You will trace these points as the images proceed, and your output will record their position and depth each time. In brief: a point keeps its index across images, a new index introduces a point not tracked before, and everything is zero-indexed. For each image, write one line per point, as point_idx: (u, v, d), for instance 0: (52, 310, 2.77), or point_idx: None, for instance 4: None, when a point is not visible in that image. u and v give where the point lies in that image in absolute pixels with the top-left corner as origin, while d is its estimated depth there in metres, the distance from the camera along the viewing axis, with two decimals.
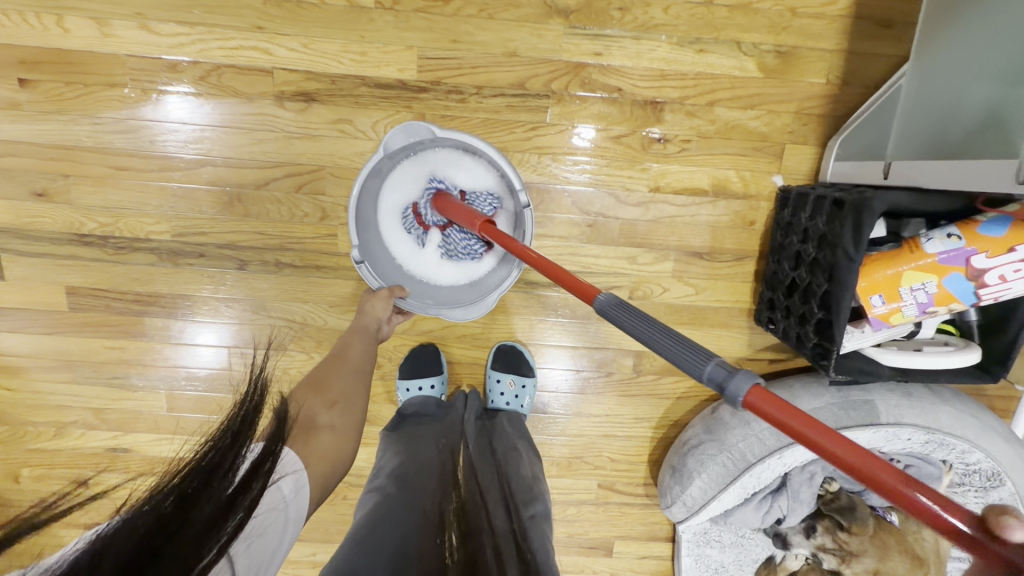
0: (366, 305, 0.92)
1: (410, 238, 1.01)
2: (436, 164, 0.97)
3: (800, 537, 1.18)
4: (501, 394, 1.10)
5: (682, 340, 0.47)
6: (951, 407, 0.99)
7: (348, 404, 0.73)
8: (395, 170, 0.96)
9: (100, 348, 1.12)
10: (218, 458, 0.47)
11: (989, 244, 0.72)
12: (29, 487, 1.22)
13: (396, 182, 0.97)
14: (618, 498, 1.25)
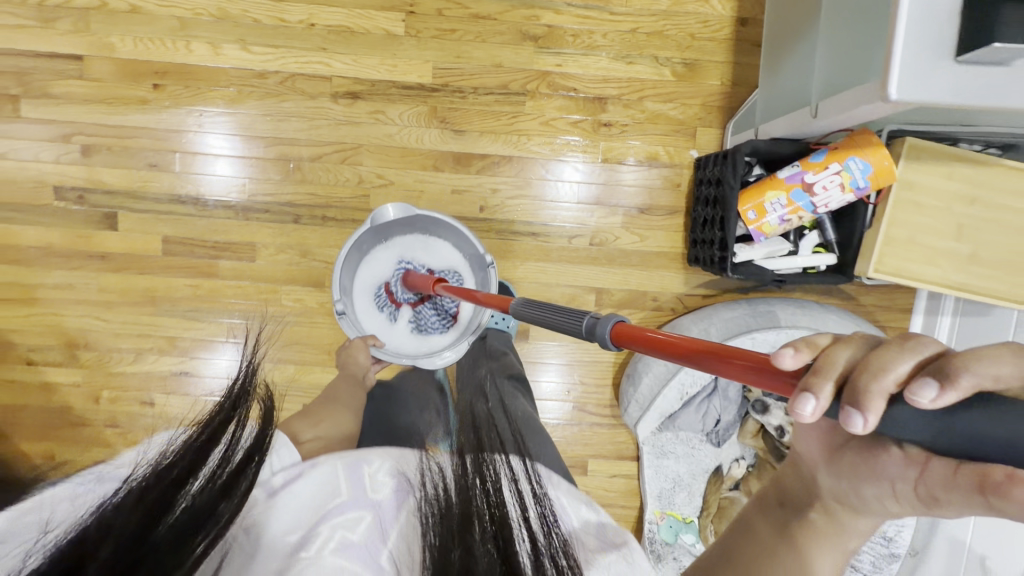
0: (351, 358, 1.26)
1: (380, 313, 1.39)
2: (400, 251, 1.38)
3: (778, 412, 1.39)
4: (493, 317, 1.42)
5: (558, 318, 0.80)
6: (835, 314, 1.30)
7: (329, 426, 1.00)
8: (372, 252, 1.38)
9: (178, 286, 1.43)
10: (202, 449, 0.53)
11: (815, 166, 1.07)
12: (105, 407, 1.48)
13: (373, 264, 1.39)
14: (589, 418, 1.51)
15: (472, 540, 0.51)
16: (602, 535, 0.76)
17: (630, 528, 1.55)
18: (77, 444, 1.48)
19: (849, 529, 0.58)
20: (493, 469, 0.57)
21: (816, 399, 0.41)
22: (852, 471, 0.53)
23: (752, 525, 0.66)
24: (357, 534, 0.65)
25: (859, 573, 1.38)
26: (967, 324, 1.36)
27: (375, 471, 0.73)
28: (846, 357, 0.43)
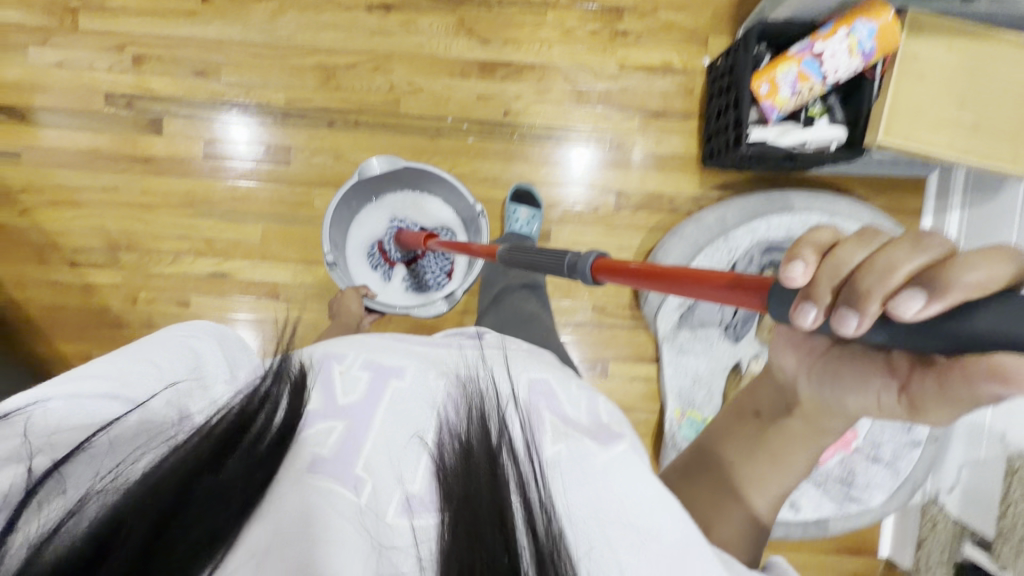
0: (343, 306, 1.38)
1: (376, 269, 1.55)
2: (395, 210, 1.53)
3: None
4: (518, 220, 1.45)
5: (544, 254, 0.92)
6: (847, 200, 1.35)
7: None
8: (370, 210, 1.55)
9: (216, 188, 1.51)
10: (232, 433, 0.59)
11: (823, 36, 1.16)
12: (142, 308, 1.53)
13: (369, 224, 1.55)
14: (609, 320, 1.55)
15: (481, 470, 0.57)
16: (599, 425, 0.67)
17: (651, 433, 1.57)
18: (115, 343, 1.54)
19: (823, 434, 0.69)
20: (495, 415, 0.62)
21: (817, 310, 0.47)
22: (838, 379, 0.61)
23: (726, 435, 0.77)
24: (331, 446, 0.61)
25: (880, 463, 1.40)
26: (976, 214, 1.40)
27: (348, 366, 0.69)
28: (857, 257, 0.46)
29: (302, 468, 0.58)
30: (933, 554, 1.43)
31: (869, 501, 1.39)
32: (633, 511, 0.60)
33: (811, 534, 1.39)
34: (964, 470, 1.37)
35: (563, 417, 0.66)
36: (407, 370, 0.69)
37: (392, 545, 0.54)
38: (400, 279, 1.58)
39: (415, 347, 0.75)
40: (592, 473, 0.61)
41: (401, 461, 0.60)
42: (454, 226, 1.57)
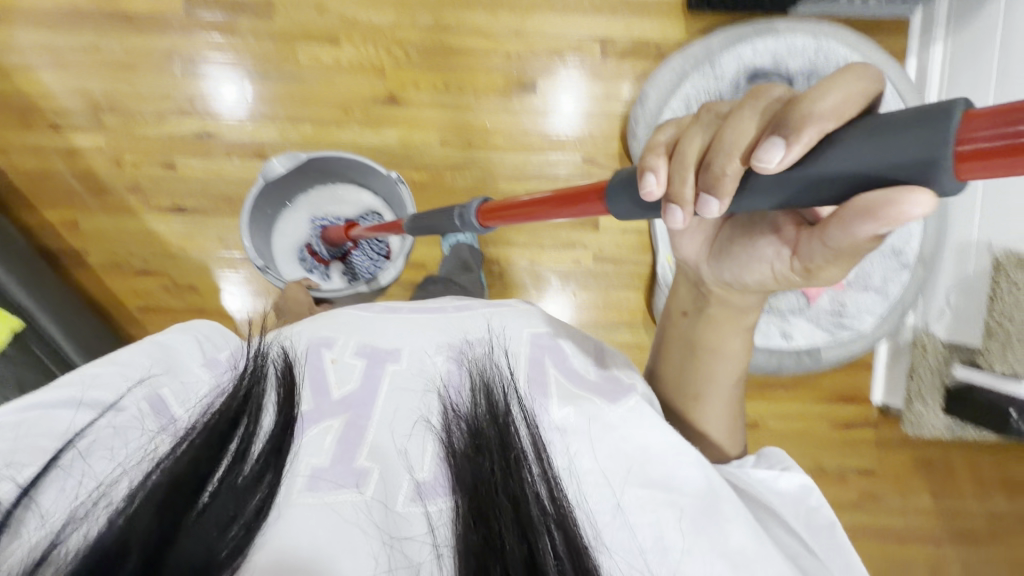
0: (293, 295, 1.35)
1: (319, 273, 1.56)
2: (312, 209, 1.57)
3: None
4: None
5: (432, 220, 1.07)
6: (831, 27, 1.35)
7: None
8: (289, 217, 1.54)
9: (199, 46, 1.49)
10: (218, 435, 0.60)
11: None
12: (128, 172, 1.52)
13: (292, 227, 1.55)
14: (599, 172, 1.55)
15: (492, 452, 0.61)
16: (609, 390, 0.74)
17: (643, 286, 1.58)
18: (102, 209, 1.52)
19: (742, 314, 0.73)
20: (498, 396, 0.66)
21: (681, 208, 0.55)
22: (736, 256, 0.65)
23: (670, 349, 0.84)
24: (327, 451, 0.63)
25: (870, 292, 1.41)
26: (959, 40, 1.40)
27: (339, 354, 0.75)
28: (703, 143, 0.54)
29: (299, 483, 0.60)
30: (924, 381, 1.45)
31: (860, 327, 1.41)
32: (653, 462, 0.67)
33: (804, 364, 1.40)
34: (951, 292, 1.38)
35: (568, 374, 0.75)
36: (401, 353, 0.76)
37: (404, 536, 0.58)
38: (340, 274, 1.57)
39: (402, 330, 0.79)
40: (603, 431, 0.68)
41: (406, 449, 0.64)
42: (378, 207, 1.57)
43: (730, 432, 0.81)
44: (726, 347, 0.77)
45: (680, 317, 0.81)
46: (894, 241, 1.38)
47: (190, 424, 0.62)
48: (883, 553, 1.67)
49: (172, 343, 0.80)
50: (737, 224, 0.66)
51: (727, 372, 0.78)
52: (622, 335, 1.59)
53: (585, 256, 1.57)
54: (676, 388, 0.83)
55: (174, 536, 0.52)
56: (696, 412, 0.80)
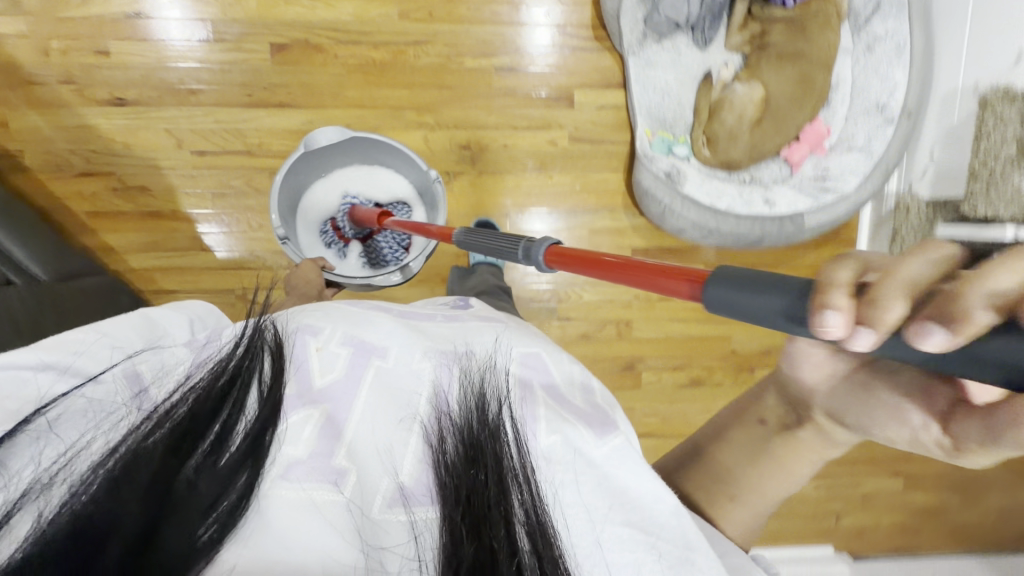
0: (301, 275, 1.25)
1: (332, 249, 1.46)
2: (347, 184, 1.46)
3: None
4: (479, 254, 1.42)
5: (495, 237, 0.88)
6: None
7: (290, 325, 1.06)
8: (320, 189, 1.44)
9: None
10: (206, 417, 0.55)
11: None
12: (57, 62, 1.38)
13: (321, 201, 1.44)
14: (571, 44, 1.46)
15: (489, 463, 0.55)
16: (595, 401, 0.68)
17: (622, 167, 1.52)
18: (34, 106, 1.39)
19: (831, 447, 0.62)
20: (494, 408, 0.59)
21: (879, 331, 0.35)
22: (863, 402, 0.51)
23: (724, 433, 0.71)
24: (306, 443, 0.57)
25: (855, 151, 1.37)
26: None
27: (325, 342, 0.66)
28: (917, 271, 0.35)
29: (276, 471, 0.54)
30: (907, 243, 1.40)
31: (844, 189, 1.37)
32: (632, 501, 0.60)
33: (787, 232, 1.37)
34: (935, 147, 1.35)
35: (557, 394, 0.66)
36: (390, 351, 0.67)
37: (382, 544, 0.52)
38: (358, 257, 1.47)
39: (392, 326, 0.70)
40: (587, 465, 0.60)
41: (390, 448, 0.58)
42: (409, 200, 1.48)
43: (746, 530, 0.71)
44: (796, 469, 0.65)
45: (755, 422, 0.67)
46: (876, 96, 1.35)
47: (165, 402, 0.56)
48: None
49: (162, 322, 0.80)
50: (883, 379, 0.49)
51: (774, 488, 0.67)
52: (603, 218, 1.54)
53: (561, 137, 1.50)
54: (709, 471, 0.72)
55: (154, 517, 0.47)
56: (718, 510, 0.70)
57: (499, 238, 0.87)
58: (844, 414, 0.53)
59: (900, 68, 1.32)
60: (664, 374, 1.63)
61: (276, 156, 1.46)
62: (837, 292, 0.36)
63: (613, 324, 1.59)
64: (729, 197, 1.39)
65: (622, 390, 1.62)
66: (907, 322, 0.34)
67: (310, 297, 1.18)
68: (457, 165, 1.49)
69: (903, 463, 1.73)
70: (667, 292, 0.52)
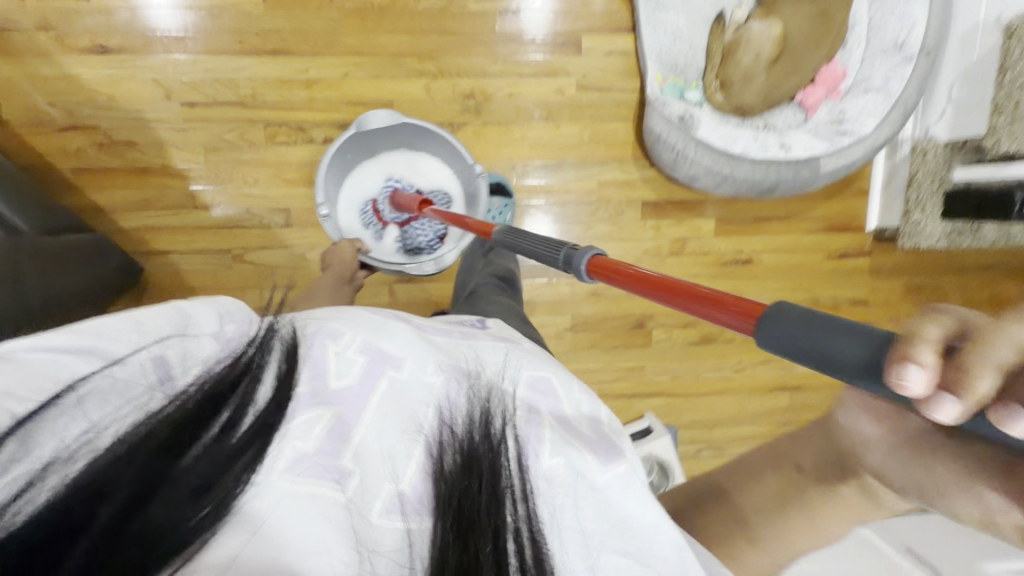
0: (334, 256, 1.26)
1: (369, 231, 1.43)
2: (394, 167, 1.41)
3: None
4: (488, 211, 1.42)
5: (530, 238, 0.86)
6: None
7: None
8: (363, 169, 1.39)
9: None
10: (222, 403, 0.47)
11: None
12: (34, 7, 1.30)
13: (362, 181, 1.39)
14: None
15: (484, 473, 0.48)
16: (602, 425, 0.61)
17: (632, 116, 1.47)
18: (10, 55, 1.31)
19: (878, 509, 0.47)
20: (504, 422, 0.52)
21: (963, 406, 0.31)
22: (937, 476, 0.38)
23: (743, 473, 0.56)
24: (307, 438, 0.48)
25: (873, 92, 1.33)
26: None
27: (342, 346, 0.56)
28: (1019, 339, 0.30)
29: (274, 464, 0.46)
30: (923, 188, 1.39)
31: (861, 132, 1.34)
32: (634, 530, 0.52)
33: (803, 177, 1.33)
34: (954, 86, 1.32)
35: (565, 417, 0.59)
36: (404, 361, 0.56)
37: (375, 551, 0.44)
38: (393, 241, 1.44)
39: (414, 332, 0.60)
40: (593, 491, 0.52)
41: (392, 454, 0.50)
42: (448, 193, 1.44)
43: None
44: (827, 534, 0.51)
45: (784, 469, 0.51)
46: (895, 33, 1.30)
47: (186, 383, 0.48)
48: None
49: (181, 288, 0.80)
50: (946, 443, 0.38)
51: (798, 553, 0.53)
52: (612, 171, 1.49)
53: (568, 85, 1.44)
54: (721, 523, 0.56)
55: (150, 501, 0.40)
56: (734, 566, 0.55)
57: (539, 240, 0.85)
58: (909, 480, 0.41)
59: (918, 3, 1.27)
60: (675, 331, 1.59)
61: (270, 107, 1.39)
62: (922, 347, 0.32)
63: None
64: (744, 141, 1.35)
65: (632, 348, 1.58)
66: (996, 399, 0.31)
67: (345, 281, 1.21)
68: (461, 115, 1.43)
69: None
70: (711, 316, 0.51)
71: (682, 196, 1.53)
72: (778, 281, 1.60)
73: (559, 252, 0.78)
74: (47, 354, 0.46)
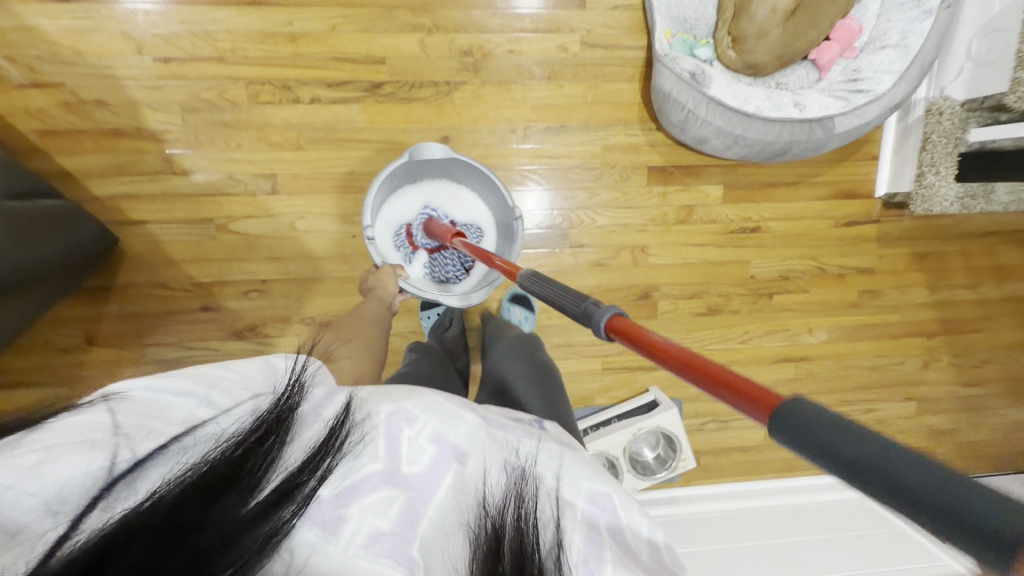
0: (378, 285, 1.17)
1: (399, 254, 1.35)
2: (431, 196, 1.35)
3: None
4: (509, 319, 1.43)
5: (552, 284, 0.75)
6: None
7: (362, 342, 0.87)
8: (402, 194, 1.32)
9: None
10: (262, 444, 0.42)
11: None
12: None
13: (401, 205, 1.32)
14: None
15: None
16: (653, 558, 0.54)
17: (638, 76, 1.40)
18: None
19: None
20: (559, 539, 0.48)
21: None
22: None
23: None
24: (384, 516, 0.46)
25: (888, 48, 1.27)
26: None
27: (418, 432, 0.52)
28: None
29: (352, 535, 0.43)
30: (937, 149, 1.37)
31: (877, 90, 1.27)
32: None
33: (816, 138, 1.27)
34: (973, 42, 1.31)
35: (619, 540, 0.53)
36: (474, 454, 0.53)
37: None
38: (422, 267, 1.35)
39: (485, 422, 0.56)
40: None
41: (453, 551, 0.46)
42: (482, 226, 1.37)
43: None
44: None
45: None
46: None
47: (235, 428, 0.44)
48: (880, 350, 1.67)
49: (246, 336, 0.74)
50: None
51: None
52: (617, 134, 1.43)
53: (572, 42, 1.36)
54: None
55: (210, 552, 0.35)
56: None
57: (556, 286, 0.73)
58: None
59: None
60: (680, 302, 1.55)
61: (252, 63, 1.29)
62: None
63: (628, 250, 1.49)
64: (757, 100, 1.28)
65: (637, 321, 1.54)
66: None
67: (386, 309, 1.12)
68: (459, 74, 1.34)
69: (915, 387, 1.71)
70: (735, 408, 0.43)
71: (689, 161, 1.47)
72: (784, 249, 1.55)
73: (578, 303, 0.66)
74: (159, 396, 0.48)
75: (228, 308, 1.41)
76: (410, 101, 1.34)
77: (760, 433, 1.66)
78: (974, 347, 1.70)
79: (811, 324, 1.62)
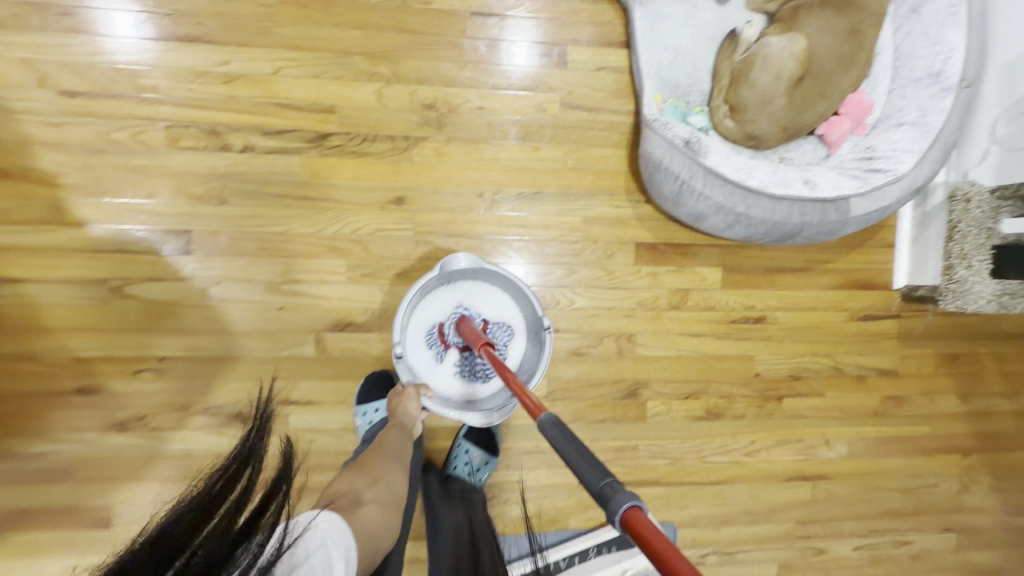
0: (396, 406, 1.01)
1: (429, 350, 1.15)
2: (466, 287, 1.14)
3: None
4: (465, 464, 1.18)
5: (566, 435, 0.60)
6: None
7: (389, 488, 0.80)
8: (433, 292, 1.12)
9: None
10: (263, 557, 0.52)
11: None
12: None
13: (431, 302, 1.12)
14: None
15: None
16: None
17: (625, 142, 1.24)
18: None
19: None
20: None
21: None
22: None
23: None
24: None
25: (904, 126, 1.14)
26: None
27: None
28: None
29: None
30: (968, 239, 1.20)
31: (896, 170, 1.11)
32: None
33: (830, 221, 1.09)
34: (998, 123, 1.17)
35: None
36: None
37: None
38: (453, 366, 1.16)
39: None
40: None
41: None
42: (517, 327, 1.16)
43: None
44: None
45: None
46: (936, 55, 1.12)
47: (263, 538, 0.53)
48: (909, 469, 1.40)
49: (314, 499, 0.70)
50: None
51: None
52: (601, 204, 1.24)
53: (550, 101, 1.21)
54: None
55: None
56: None
57: (575, 443, 0.58)
58: None
59: (962, 23, 1.10)
60: (674, 403, 1.29)
61: (177, 104, 1.10)
62: None
63: (612, 338, 1.26)
64: (761, 173, 1.11)
65: (622, 423, 1.27)
66: None
67: (406, 434, 0.96)
68: (419, 129, 1.17)
69: (954, 515, 1.42)
70: None
71: (683, 239, 1.27)
72: (794, 344, 1.33)
73: (596, 479, 0.51)
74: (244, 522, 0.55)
75: (113, 392, 1.13)
76: (361, 156, 1.16)
77: (774, 570, 1.34)
78: (1017, 468, 1.44)
79: (828, 435, 1.36)
